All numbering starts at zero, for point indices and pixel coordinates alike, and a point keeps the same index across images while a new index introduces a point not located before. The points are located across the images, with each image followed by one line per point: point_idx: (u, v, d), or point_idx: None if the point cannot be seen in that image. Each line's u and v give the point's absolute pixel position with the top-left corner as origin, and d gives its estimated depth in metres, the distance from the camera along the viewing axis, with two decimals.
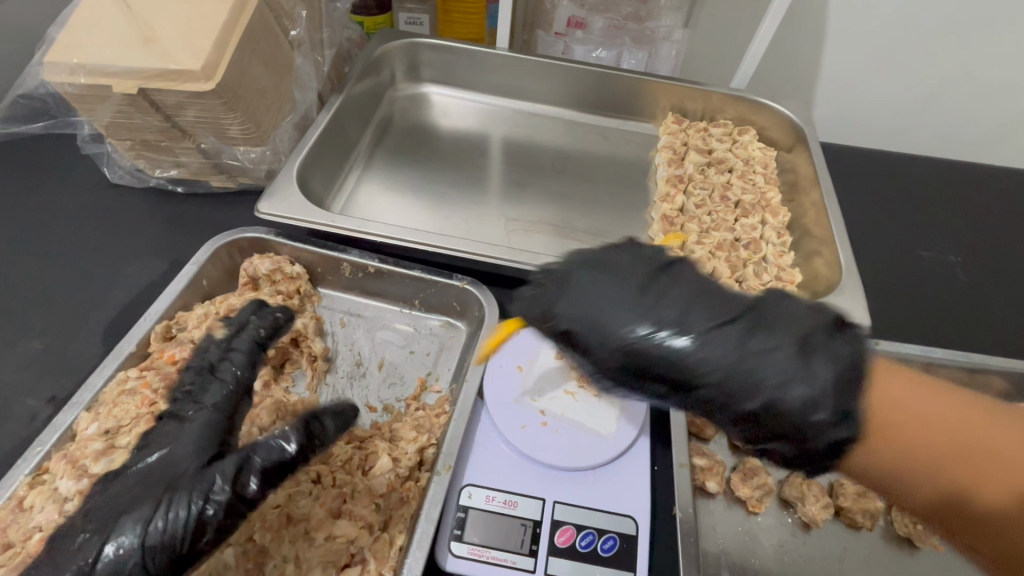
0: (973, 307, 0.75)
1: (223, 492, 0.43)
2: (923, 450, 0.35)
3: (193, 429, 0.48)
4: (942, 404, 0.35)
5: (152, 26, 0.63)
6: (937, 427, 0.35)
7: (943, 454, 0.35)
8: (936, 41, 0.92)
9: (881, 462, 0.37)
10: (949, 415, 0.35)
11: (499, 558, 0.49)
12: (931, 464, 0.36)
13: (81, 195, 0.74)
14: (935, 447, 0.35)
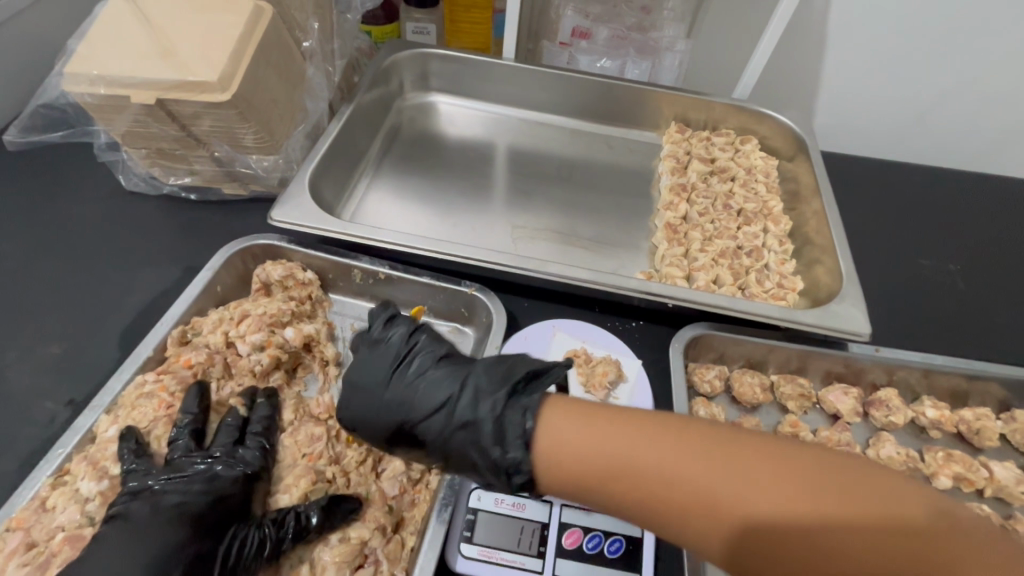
0: (972, 315, 0.76)
1: (270, 544, 0.48)
2: (618, 471, 0.40)
3: (212, 471, 0.50)
4: (675, 439, 0.39)
5: (170, 39, 0.65)
6: (622, 450, 0.40)
7: (645, 480, 0.39)
8: (933, 52, 0.94)
9: (641, 501, 0.39)
10: (650, 439, 0.40)
11: (507, 559, 0.51)
12: (704, 496, 0.37)
13: (97, 202, 0.76)
14: (653, 470, 0.39)
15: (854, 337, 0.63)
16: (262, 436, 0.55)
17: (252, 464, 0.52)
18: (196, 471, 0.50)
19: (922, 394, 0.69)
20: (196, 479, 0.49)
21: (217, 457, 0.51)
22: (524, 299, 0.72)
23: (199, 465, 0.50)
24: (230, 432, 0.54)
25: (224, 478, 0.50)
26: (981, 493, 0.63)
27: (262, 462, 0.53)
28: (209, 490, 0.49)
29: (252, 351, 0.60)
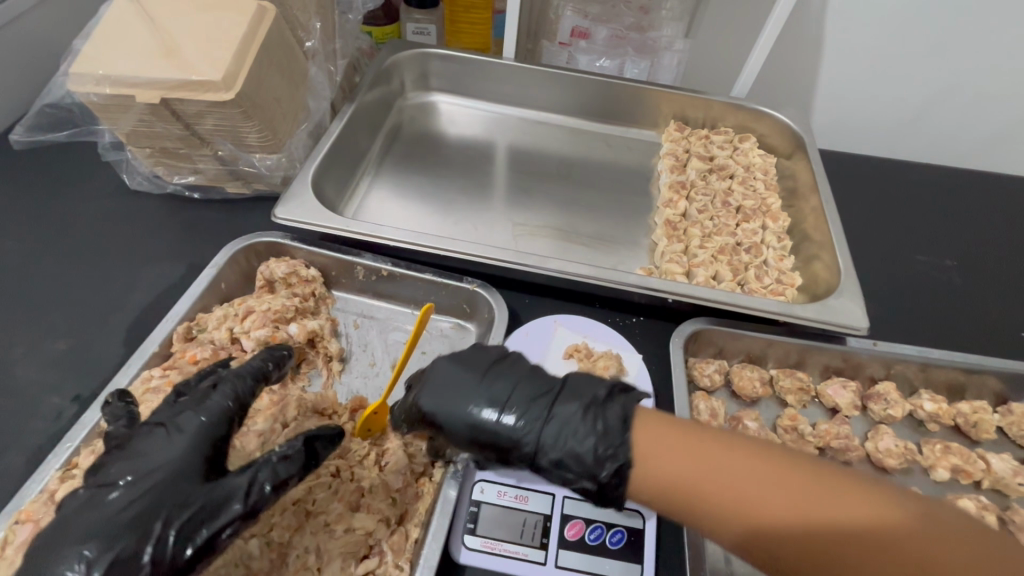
0: (968, 309, 0.77)
1: (238, 502, 0.44)
2: (700, 486, 0.39)
3: (173, 436, 0.46)
4: (750, 456, 0.40)
5: (175, 39, 0.65)
6: (715, 462, 0.40)
7: (724, 497, 0.39)
8: (929, 50, 0.95)
9: (713, 516, 0.39)
10: (735, 457, 0.40)
11: (511, 551, 0.51)
12: (782, 513, 0.37)
13: (102, 201, 0.76)
14: (734, 488, 0.39)
15: (852, 331, 0.64)
16: (232, 386, 0.51)
17: (215, 421, 0.48)
18: (155, 440, 0.46)
19: (920, 387, 0.70)
20: (155, 449, 0.46)
21: (180, 421, 0.48)
22: (525, 295, 0.73)
23: (159, 432, 0.47)
24: (201, 390, 0.51)
25: (181, 443, 0.46)
26: (979, 485, 0.64)
27: (229, 416, 0.49)
28: (167, 457, 0.45)
29: (256, 347, 0.61)
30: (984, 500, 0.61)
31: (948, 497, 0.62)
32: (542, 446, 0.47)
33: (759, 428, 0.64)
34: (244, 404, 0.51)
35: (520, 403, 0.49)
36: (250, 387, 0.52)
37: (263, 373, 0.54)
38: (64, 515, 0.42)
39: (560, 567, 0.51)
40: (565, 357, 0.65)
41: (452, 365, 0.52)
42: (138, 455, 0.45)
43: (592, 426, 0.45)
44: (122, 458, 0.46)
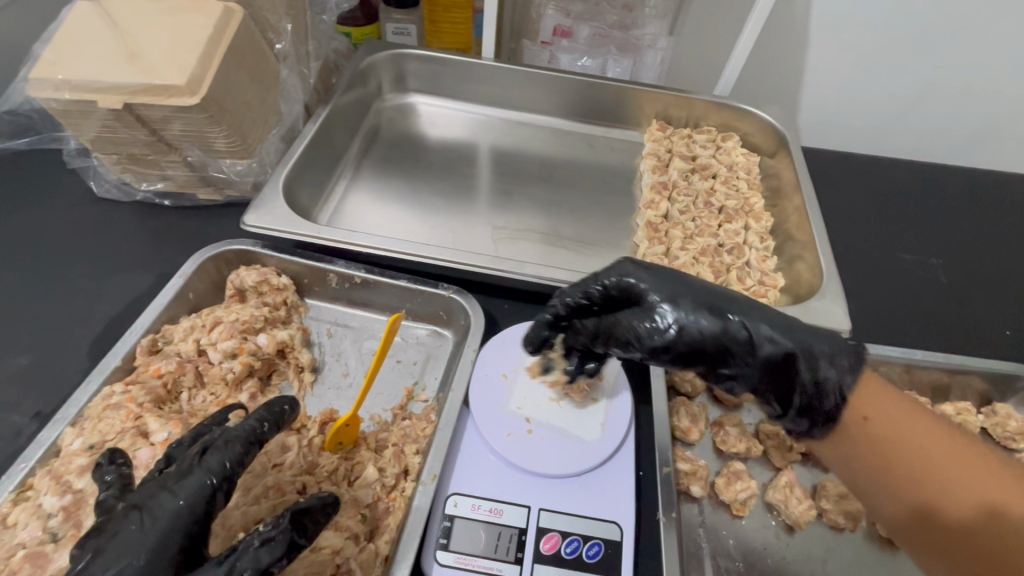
0: (952, 308, 0.76)
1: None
2: (886, 463, 0.43)
3: (146, 524, 0.38)
4: (952, 445, 0.42)
5: (138, 42, 0.63)
6: (907, 447, 0.43)
7: (908, 479, 0.42)
8: (913, 46, 0.94)
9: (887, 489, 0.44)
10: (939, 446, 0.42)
11: (485, 566, 0.50)
12: (968, 503, 0.40)
13: (67, 210, 0.74)
14: (919, 471, 0.42)
15: (834, 334, 0.62)
16: (220, 457, 0.42)
17: (196, 503, 0.40)
18: (125, 530, 0.38)
19: (904, 389, 0.69)
20: (121, 544, 0.37)
21: (155, 505, 0.39)
22: (502, 300, 0.71)
23: (129, 521, 0.38)
24: (186, 458, 0.42)
25: (152, 537, 0.38)
26: None
27: (212, 495, 0.40)
28: (136, 557, 0.37)
29: (223, 360, 0.59)
30: None
31: None
32: (779, 347, 0.47)
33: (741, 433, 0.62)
34: (232, 477, 0.42)
35: (718, 305, 0.48)
36: (242, 454, 0.43)
37: (258, 434, 0.45)
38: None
39: None
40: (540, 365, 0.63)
41: (658, 266, 0.51)
42: (102, 551, 0.37)
43: (824, 338, 0.48)
44: (83, 555, 0.37)
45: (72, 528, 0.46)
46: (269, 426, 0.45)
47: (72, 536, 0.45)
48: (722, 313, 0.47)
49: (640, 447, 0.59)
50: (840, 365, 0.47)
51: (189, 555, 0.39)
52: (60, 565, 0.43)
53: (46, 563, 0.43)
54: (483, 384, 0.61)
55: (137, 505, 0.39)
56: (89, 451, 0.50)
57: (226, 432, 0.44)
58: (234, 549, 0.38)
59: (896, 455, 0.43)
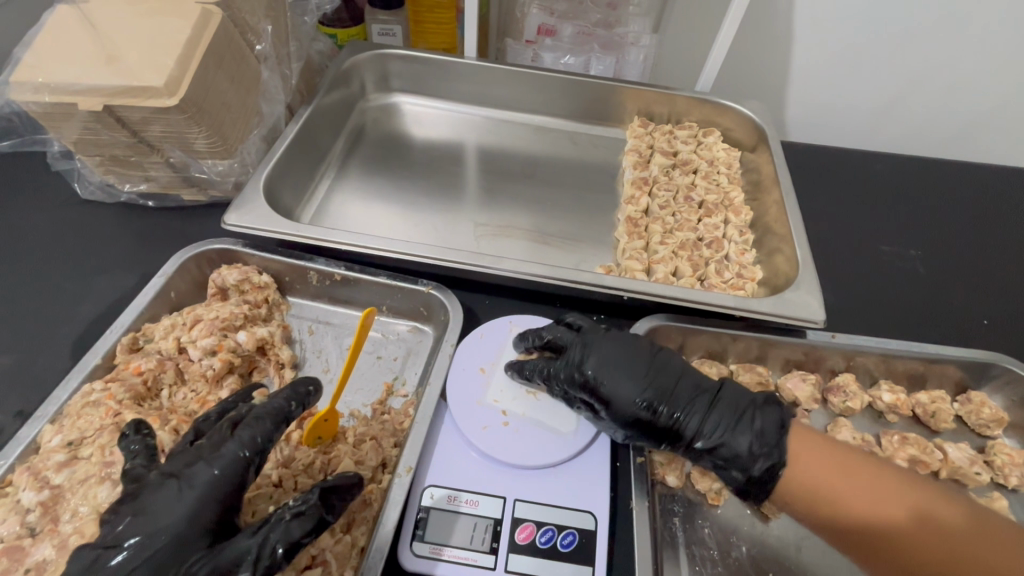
0: (930, 299, 0.77)
1: (246, 571, 0.41)
2: (825, 493, 0.50)
3: (188, 489, 0.44)
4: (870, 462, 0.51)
5: (116, 44, 0.64)
6: (845, 476, 0.50)
7: (850, 504, 0.49)
8: (892, 40, 0.95)
9: (822, 516, 0.50)
10: (865, 475, 0.50)
11: (459, 556, 0.50)
12: (900, 515, 0.48)
13: (51, 212, 0.75)
14: (854, 496, 0.49)
15: (808, 324, 0.63)
16: (251, 433, 0.47)
17: (231, 473, 0.45)
18: (165, 494, 0.43)
19: (880, 378, 0.70)
20: (163, 506, 0.43)
21: (194, 474, 0.44)
22: (482, 295, 0.72)
23: (169, 487, 0.43)
24: (219, 432, 0.48)
25: (190, 503, 0.43)
26: (937, 475, 0.64)
27: (244, 466, 0.46)
28: (175, 518, 0.42)
29: (202, 357, 0.60)
30: None
31: None
32: (706, 440, 0.54)
33: None
34: (262, 451, 0.47)
35: (673, 399, 0.55)
36: (271, 430, 0.49)
37: (286, 414, 0.50)
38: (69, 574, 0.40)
39: (510, 571, 0.50)
40: (517, 358, 0.64)
41: (628, 350, 0.57)
42: (147, 512, 0.42)
43: (754, 429, 0.53)
44: (128, 512, 0.42)
45: (50, 523, 0.47)
46: (295, 409, 0.51)
47: (50, 531, 0.46)
48: (669, 406, 0.55)
49: (615, 438, 0.60)
50: (760, 452, 0.52)
51: (222, 520, 0.44)
52: (37, 558, 0.45)
53: (23, 557, 0.45)
54: (460, 378, 0.61)
55: (178, 470, 0.45)
56: (68, 447, 0.51)
57: (254, 411, 0.49)
58: (266, 520, 0.43)
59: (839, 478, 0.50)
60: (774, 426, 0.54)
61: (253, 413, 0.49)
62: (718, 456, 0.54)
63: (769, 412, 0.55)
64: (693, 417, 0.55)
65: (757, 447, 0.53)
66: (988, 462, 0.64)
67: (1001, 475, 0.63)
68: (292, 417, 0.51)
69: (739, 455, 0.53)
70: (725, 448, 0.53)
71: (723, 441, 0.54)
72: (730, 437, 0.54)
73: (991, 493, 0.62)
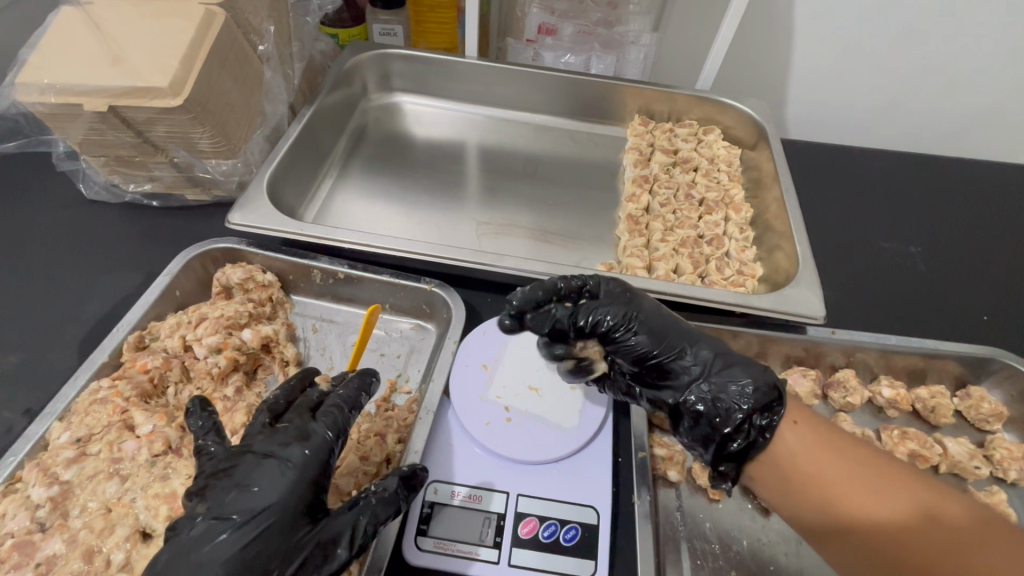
0: (929, 295, 0.77)
1: (344, 547, 0.44)
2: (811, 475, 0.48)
3: (286, 468, 0.45)
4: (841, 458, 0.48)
5: (121, 46, 0.64)
6: (835, 465, 0.48)
7: (833, 489, 0.47)
8: (891, 38, 0.95)
9: (799, 497, 0.48)
10: (861, 470, 0.47)
11: (463, 550, 0.51)
12: (877, 507, 0.46)
13: (56, 212, 0.76)
14: (840, 484, 0.47)
15: (809, 320, 0.63)
16: (333, 417, 0.49)
17: (321, 455, 0.47)
18: (265, 472, 0.44)
19: (880, 373, 0.70)
20: (265, 483, 0.44)
21: (287, 455, 0.46)
22: (484, 293, 0.72)
23: (270, 465, 0.45)
24: (302, 415, 0.49)
25: (290, 481, 0.44)
26: (937, 469, 0.64)
27: (332, 448, 0.48)
28: (277, 496, 0.44)
29: (208, 354, 0.60)
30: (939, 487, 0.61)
31: None
32: (702, 389, 0.51)
33: None
34: (343, 434, 0.49)
35: (674, 355, 0.52)
36: (349, 415, 0.50)
37: (358, 401, 0.52)
38: (181, 543, 0.42)
39: (513, 565, 0.50)
40: (518, 356, 0.64)
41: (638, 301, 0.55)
42: (247, 488, 0.44)
43: (748, 378, 0.50)
44: (229, 487, 0.44)
45: (60, 518, 0.48)
46: (366, 394, 0.53)
47: (59, 526, 0.47)
48: (672, 348, 0.52)
49: (617, 433, 0.61)
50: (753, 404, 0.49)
51: (320, 497, 0.46)
52: (47, 553, 0.45)
53: (33, 551, 0.45)
54: (463, 375, 0.62)
55: (271, 450, 0.46)
56: (77, 444, 0.52)
57: (332, 397, 0.51)
58: (356, 501, 0.46)
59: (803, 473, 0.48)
60: (770, 385, 0.51)
61: (331, 399, 0.51)
62: (709, 408, 0.51)
63: (761, 369, 0.51)
64: (691, 362, 0.52)
65: (754, 395, 0.49)
66: (987, 456, 0.64)
67: (1000, 469, 0.63)
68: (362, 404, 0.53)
69: (732, 406, 0.50)
70: (720, 400, 0.50)
71: (720, 391, 0.51)
72: (723, 402, 0.50)
73: (990, 487, 0.62)
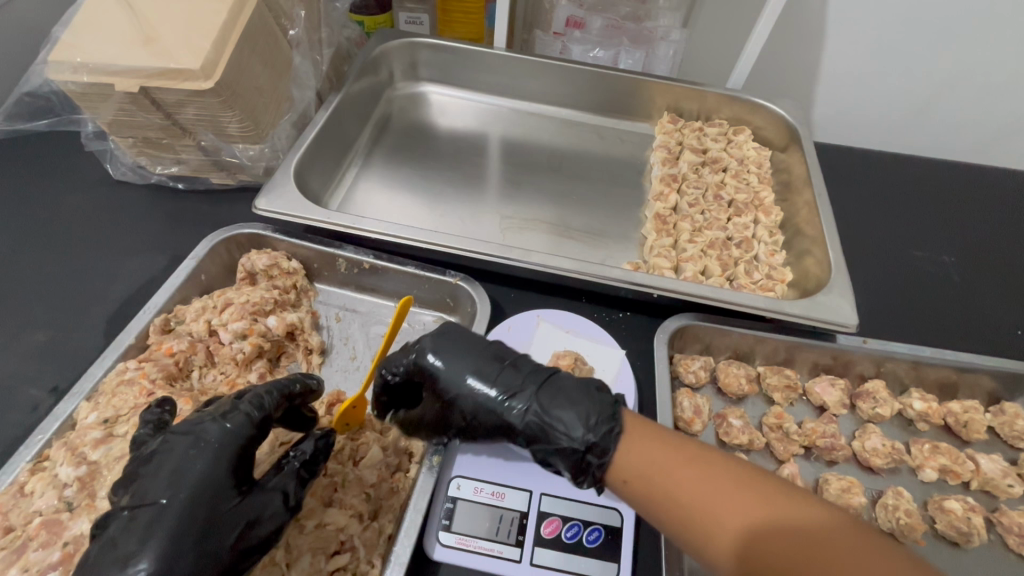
0: (964, 307, 0.75)
1: (278, 511, 0.45)
2: (687, 505, 0.42)
3: (201, 445, 0.44)
4: (676, 462, 0.44)
5: (152, 26, 0.64)
6: (664, 471, 0.44)
7: (666, 503, 0.43)
8: (932, 41, 0.92)
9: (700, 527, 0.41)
10: (690, 463, 0.44)
11: (484, 547, 0.51)
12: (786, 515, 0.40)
13: (85, 191, 0.76)
14: (720, 499, 0.41)
15: (840, 329, 0.62)
16: (259, 398, 0.49)
17: (239, 431, 0.46)
18: (181, 452, 0.44)
19: (910, 386, 0.69)
20: (182, 462, 0.43)
21: (203, 430, 0.45)
22: (509, 289, 0.72)
23: (184, 444, 0.44)
24: (224, 401, 0.48)
25: (210, 457, 0.44)
26: (967, 486, 0.63)
27: (252, 426, 0.47)
28: (198, 472, 0.43)
29: (233, 340, 0.60)
30: (972, 502, 0.60)
31: (935, 497, 0.61)
32: (536, 411, 0.49)
33: (744, 425, 0.62)
34: (268, 416, 0.48)
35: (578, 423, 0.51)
36: (275, 400, 0.49)
37: (291, 390, 0.51)
38: (110, 537, 0.40)
39: (535, 564, 0.50)
40: (543, 352, 0.64)
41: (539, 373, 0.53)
42: (169, 471, 0.43)
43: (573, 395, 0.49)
44: (151, 474, 0.43)
45: (87, 498, 0.48)
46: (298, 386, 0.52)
47: (87, 505, 0.47)
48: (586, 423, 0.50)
49: None
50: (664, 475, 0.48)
51: (242, 469, 0.45)
52: (74, 533, 0.46)
53: (61, 530, 0.45)
54: None
55: (184, 430, 0.45)
56: (104, 425, 0.51)
57: (261, 385, 0.50)
58: (279, 468, 0.48)
59: (650, 486, 0.44)
60: None
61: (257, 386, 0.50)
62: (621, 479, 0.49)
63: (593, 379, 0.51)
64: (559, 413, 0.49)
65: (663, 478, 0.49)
66: (1020, 474, 0.63)
67: None
68: (295, 395, 0.52)
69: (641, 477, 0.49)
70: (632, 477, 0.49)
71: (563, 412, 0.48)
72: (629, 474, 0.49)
73: None
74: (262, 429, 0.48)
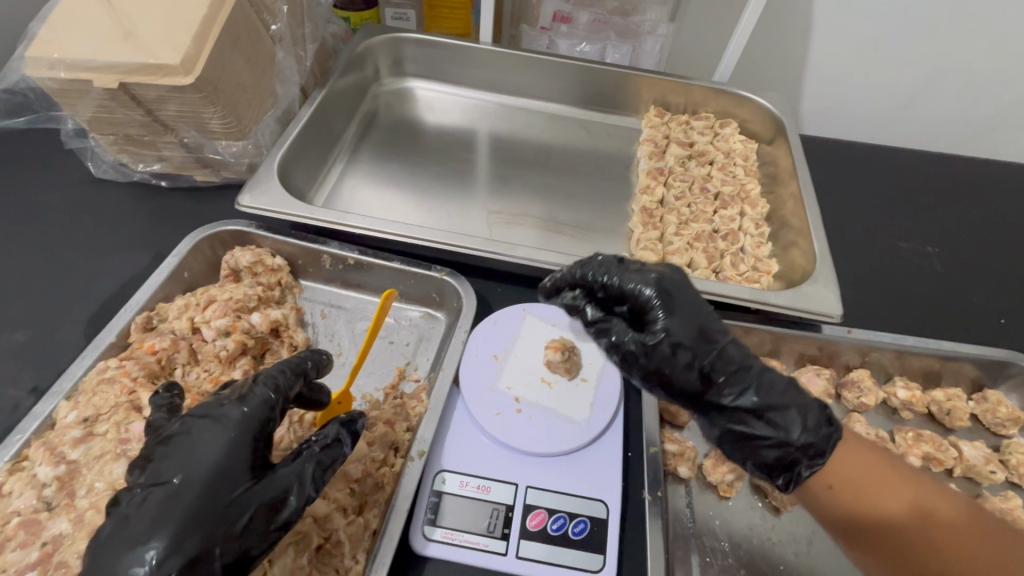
0: (948, 297, 0.76)
1: (296, 494, 0.43)
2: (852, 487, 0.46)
3: (220, 427, 0.43)
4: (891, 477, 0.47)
5: (132, 20, 0.63)
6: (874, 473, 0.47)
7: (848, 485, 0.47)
8: (916, 33, 0.93)
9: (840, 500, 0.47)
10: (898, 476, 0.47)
11: (470, 541, 0.51)
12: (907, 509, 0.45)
13: (65, 189, 0.75)
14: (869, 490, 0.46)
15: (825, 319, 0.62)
16: (274, 377, 0.47)
17: (258, 412, 0.45)
18: (199, 434, 0.43)
19: (895, 374, 0.69)
20: (201, 442, 0.42)
21: (223, 414, 0.44)
22: (495, 284, 0.71)
23: (204, 426, 0.43)
24: (241, 382, 0.47)
25: (229, 440, 0.43)
26: (950, 473, 0.64)
27: (271, 407, 0.46)
28: (213, 455, 0.42)
29: (216, 337, 0.60)
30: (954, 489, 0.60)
31: None
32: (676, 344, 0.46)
33: None
34: (284, 396, 0.47)
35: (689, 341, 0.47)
36: (291, 381, 0.48)
37: (304, 368, 0.51)
38: (120, 517, 0.39)
39: (521, 557, 0.50)
40: (531, 346, 0.63)
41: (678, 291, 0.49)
42: (187, 452, 0.42)
43: (804, 409, 0.47)
44: (168, 454, 0.42)
45: (66, 497, 0.47)
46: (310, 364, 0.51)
47: (66, 505, 0.47)
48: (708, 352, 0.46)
49: (628, 429, 0.60)
50: (813, 426, 0.46)
51: (262, 454, 0.44)
52: (53, 533, 0.45)
53: (39, 530, 0.45)
54: (474, 364, 0.61)
55: (199, 413, 0.44)
56: (84, 424, 0.51)
57: (275, 365, 0.49)
58: (298, 453, 0.45)
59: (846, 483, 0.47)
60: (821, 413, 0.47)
61: (272, 365, 0.49)
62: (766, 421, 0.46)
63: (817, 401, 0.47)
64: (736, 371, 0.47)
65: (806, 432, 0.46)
66: (1003, 461, 0.64)
67: (1016, 474, 0.62)
68: (309, 374, 0.51)
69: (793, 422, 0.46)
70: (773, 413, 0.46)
71: (777, 402, 0.46)
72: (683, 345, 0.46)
73: (1006, 492, 0.61)
74: (279, 412, 0.46)
